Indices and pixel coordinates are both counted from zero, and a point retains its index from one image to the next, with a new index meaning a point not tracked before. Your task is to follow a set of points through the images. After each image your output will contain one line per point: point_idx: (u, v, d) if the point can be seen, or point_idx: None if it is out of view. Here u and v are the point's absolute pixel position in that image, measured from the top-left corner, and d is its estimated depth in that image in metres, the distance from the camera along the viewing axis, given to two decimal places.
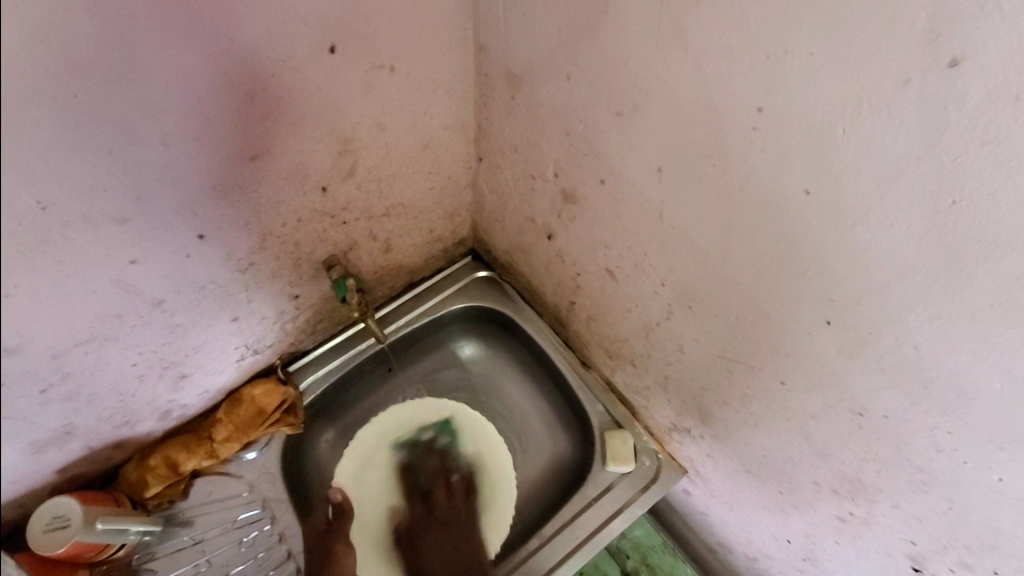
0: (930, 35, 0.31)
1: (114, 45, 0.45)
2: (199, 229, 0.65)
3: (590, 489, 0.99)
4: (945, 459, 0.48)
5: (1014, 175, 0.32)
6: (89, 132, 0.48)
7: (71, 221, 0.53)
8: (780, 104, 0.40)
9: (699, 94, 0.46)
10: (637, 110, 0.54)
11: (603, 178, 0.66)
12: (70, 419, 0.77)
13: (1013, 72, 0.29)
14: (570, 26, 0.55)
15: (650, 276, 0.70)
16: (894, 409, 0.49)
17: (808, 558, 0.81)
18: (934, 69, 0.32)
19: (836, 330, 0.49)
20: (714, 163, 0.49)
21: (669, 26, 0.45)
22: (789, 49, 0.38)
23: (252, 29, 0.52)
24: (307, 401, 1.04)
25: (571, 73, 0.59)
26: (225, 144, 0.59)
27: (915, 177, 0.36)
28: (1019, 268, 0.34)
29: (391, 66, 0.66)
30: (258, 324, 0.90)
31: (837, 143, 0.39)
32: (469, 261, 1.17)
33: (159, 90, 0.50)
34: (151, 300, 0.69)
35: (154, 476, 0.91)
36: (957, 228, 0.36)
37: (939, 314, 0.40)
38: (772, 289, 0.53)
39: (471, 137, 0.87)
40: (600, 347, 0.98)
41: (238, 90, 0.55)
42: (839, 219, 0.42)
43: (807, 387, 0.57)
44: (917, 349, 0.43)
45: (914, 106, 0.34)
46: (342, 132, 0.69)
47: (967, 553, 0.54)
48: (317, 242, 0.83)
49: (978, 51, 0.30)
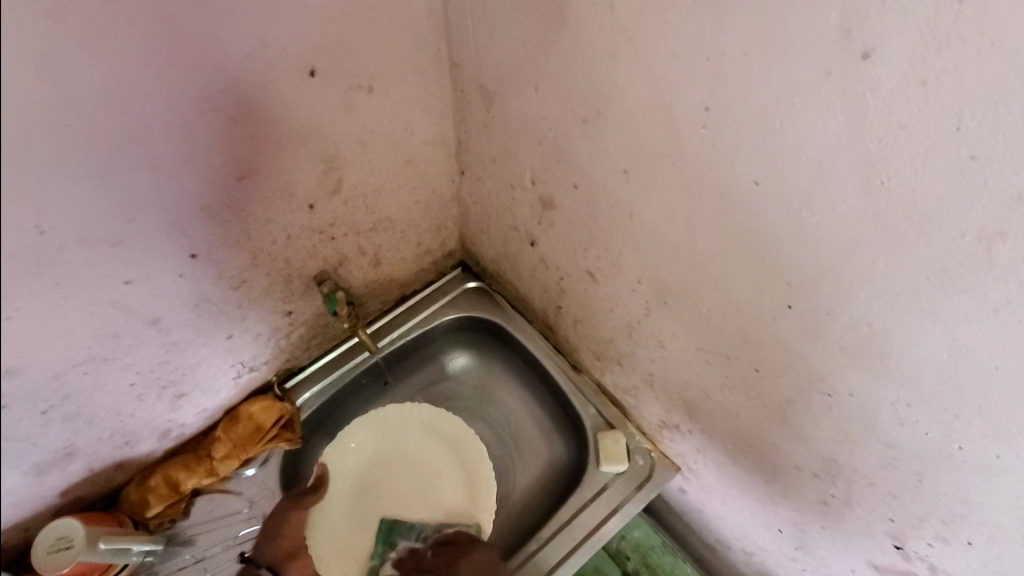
0: (843, 32, 0.34)
1: (103, 76, 0.48)
2: (192, 249, 0.68)
3: (585, 491, 1.01)
4: (909, 433, 0.50)
5: (929, 154, 0.34)
6: (82, 159, 0.51)
7: (67, 243, 0.56)
8: (723, 102, 0.44)
9: (653, 97, 0.49)
10: (600, 115, 0.57)
11: (576, 183, 0.69)
12: (70, 441, 0.78)
13: (917, 60, 0.32)
14: (533, 40, 0.58)
15: (627, 275, 0.72)
16: (858, 388, 0.51)
17: (801, 547, 0.82)
18: (850, 62, 0.35)
19: (798, 313, 0.51)
20: (672, 160, 0.52)
21: (620, 35, 0.48)
22: (725, 51, 0.41)
23: (233, 57, 0.56)
24: (304, 416, 1.06)
25: (538, 85, 0.62)
26: (212, 166, 0.62)
27: (846, 163, 0.39)
28: (945, 241, 0.37)
29: (369, 86, 0.70)
30: (253, 341, 0.93)
31: (776, 135, 0.42)
32: (459, 273, 1.19)
33: (148, 117, 0.53)
34: (147, 319, 0.72)
35: (154, 496, 0.93)
36: (888, 209, 0.38)
37: (884, 291, 0.43)
38: (736, 279, 0.55)
39: (452, 151, 0.90)
40: (588, 350, 1.00)
41: (221, 114, 0.58)
42: (787, 207, 0.45)
43: (779, 372, 0.59)
44: (870, 326, 0.46)
45: (837, 95, 0.37)
46: (326, 151, 0.72)
47: (942, 526, 0.55)
48: (307, 258, 0.86)
49: (885, 42, 0.33)
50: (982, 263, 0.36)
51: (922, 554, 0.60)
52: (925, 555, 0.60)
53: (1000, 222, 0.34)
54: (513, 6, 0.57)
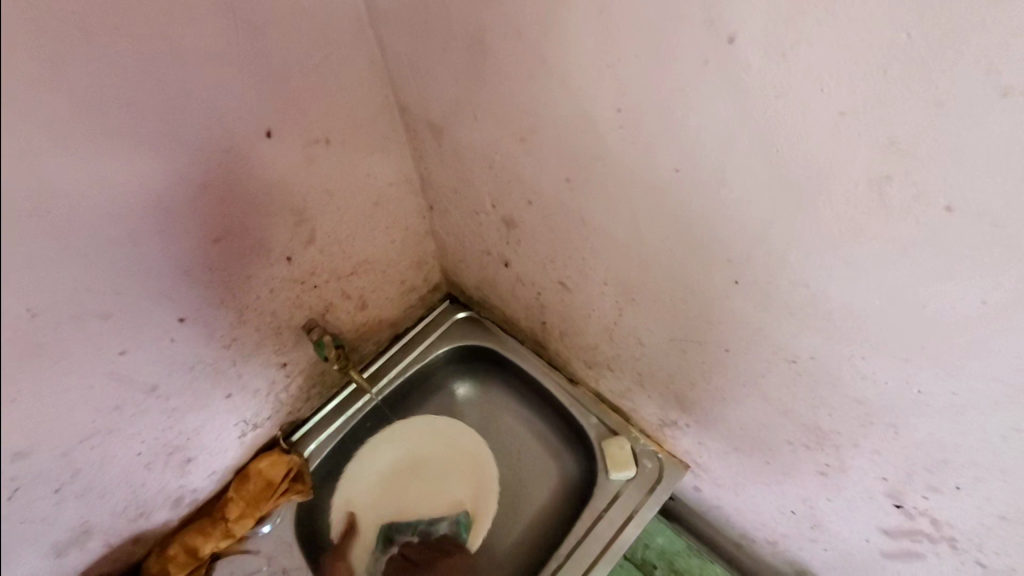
0: (708, 23, 0.38)
1: (75, 164, 0.52)
2: (180, 312, 0.72)
3: (598, 502, 1.00)
4: (872, 385, 0.51)
5: (807, 117, 0.38)
6: (64, 242, 0.55)
7: (59, 323, 0.59)
8: (631, 102, 0.47)
9: (573, 108, 0.53)
10: (534, 132, 0.61)
11: (529, 200, 0.72)
12: (85, 517, 0.80)
13: (775, 36, 0.36)
14: (464, 74, 0.63)
15: (594, 278, 0.75)
16: (817, 349, 0.53)
17: (816, 526, 0.81)
18: (721, 47, 0.38)
19: (745, 286, 0.54)
20: (604, 162, 0.55)
21: (532, 57, 0.52)
22: (620, 57, 0.45)
23: (193, 129, 0.60)
24: (313, 466, 1.08)
25: (476, 114, 0.67)
26: (188, 233, 0.66)
27: (744, 138, 0.42)
28: (843, 194, 0.40)
29: (326, 139, 0.74)
30: (253, 397, 0.95)
31: (680, 123, 0.45)
32: (448, 305, 1.22)
33: (120, 196, 0.57)
34: (145, 387, 0.75)
35: (175, 565, 0.94)
36: (789, 171, 0.41)
37: (810, 251, 0.45)
38: (685, 264, 0.58)
39: (417, 189, 0.94)
40: (579, 360, 1.02)
41: (189, 185, 0.63)
42: (708, 187, 0.48)
43: (746, 349, 0.61)
44: (809, 287, 0.48)
45: (718, 79, 0.40)
46: (295, 205, 0.77)
47: (930, 475, 0.55)
48: (293, 309, 0.89)
49: (745, 25, 0.36)
50: (881, 208, 0.39)
51: (923, 509, 0.60)
52: (925, 509, 0.60)
53: (883, 168, 0.37)
54: (440, 47, 0.62)
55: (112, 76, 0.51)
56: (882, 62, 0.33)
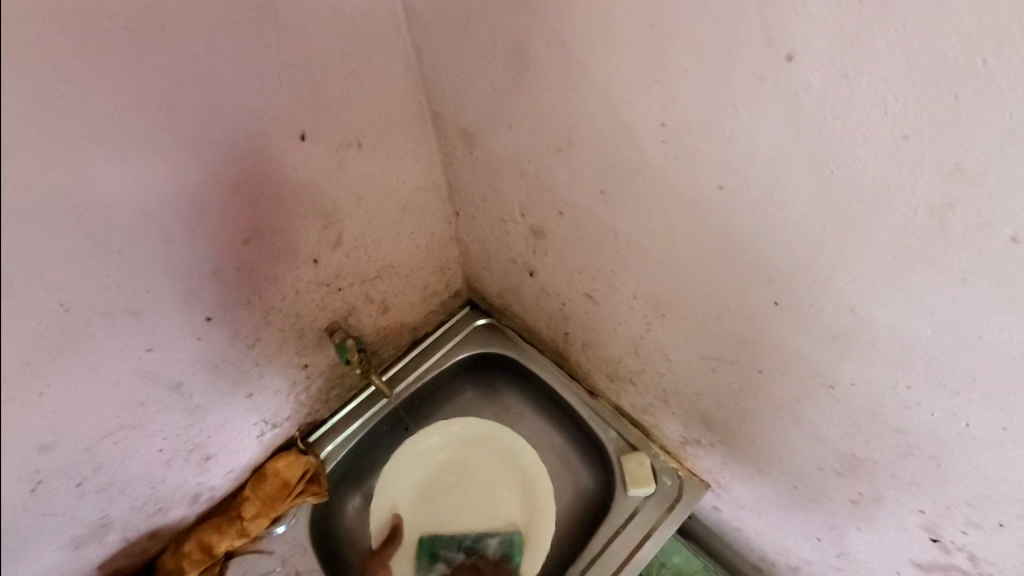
0: (766, 39, 0.37)
1: (113, 163, 0.52)
2: (207, 312, 0.72)
3: (615, 517, 0.99)
4: (915, 415, 0.50)
5: (866, 139, 0.37)
6: (101, 240, 0.55)
7: (91, 319, 0.60)
8: (677, 116, 0.46)
9: (615, 120, 0.52)
10: (572, 143, 0.60)
11: (561, 211, 0.72)
12: (105, 511, 0.81)
13: (837, 55, 0.35)
14: (502, 83, 0.62)
15: (623, 292, 0.74)
16: (857, 375, 0.51)
17: (842, 555, 0.79)
18: (778, 64, 0.37)
19: (785, 308, 0.52)
20: (643, 176, 0.54)
21: (575, 68, 0.51)
22: (668, 71, 0.44)
23: (231, 131, 0.60)
24: (329, 468, 1.07)
25: (512, 123, 0.66)
26: (220, 234, 0.66)
27: (796, 157, 0.41)
28: (899, 220, 0.38)
29: (359, 143, 0.74)
30: (274, 397, 0.96)
31: (728, 140, 0.44)
32: (469, 312, 1.21)
33: (157, 195, 0.57)
34: (170, 384, 0.75)
35: (190, 561, 0.94)
36: (841, 194, 0.40)
37: (858, 275, 0.44)
38: (723, 283, 0.57)
39: (445, 195, 0.94)
40: (601, 373, 1.01)
41: (224, 185, 0.63)
42: (752, 207, 0.47)
43: (782, 371, 0.59)
44: (853, 312, 0.47)
45: (774, 97, 0.39)
46: (325, 208, 0.77)
47: (973, 512, 0.53)
48: (318, 311, 0.89)
49: (806, 43, 0.35)
50: (940, 236, 0.37)
51: (960, 545, 0.58)
52: (963, 545, 0.58)
53: (946, 196, 0.35)
54: (479, 55, 0.62)
55: (155, 76, 0.52)
56: (954, 86, 0.31)
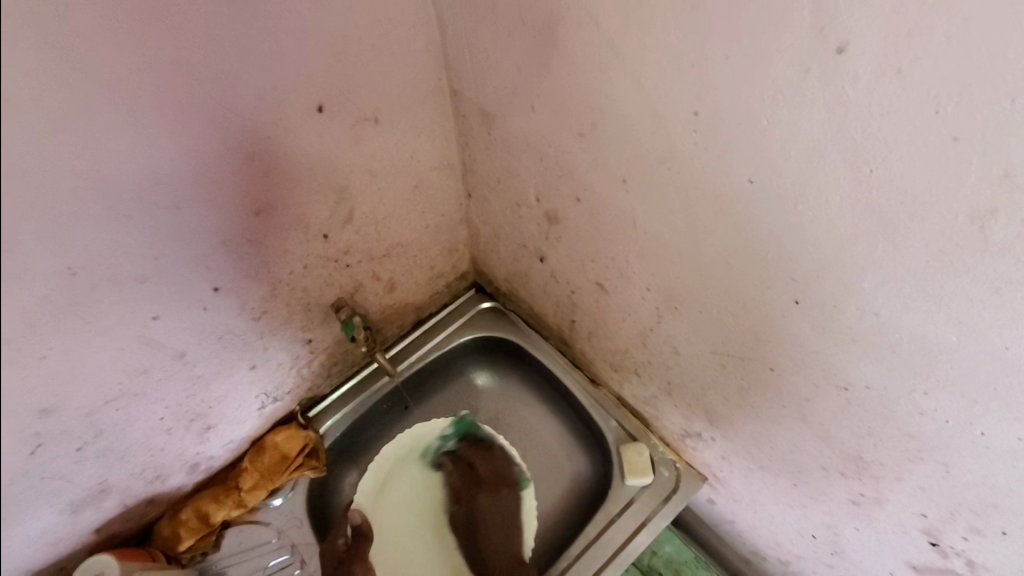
0: (817, 30, 0.36)
1: (128, 124, 0.51)
2: (214, 282, 0.71)
3: (611, 506, 0.99)
4: (930, 421, 0.50)
5: (914, 140, 0.36)
6: (112, 203, 0.54)
7: (98, 284, 0.58)
8: (712, 107, 0.45)
9: (645, 107, 0.51)
10: (596, 128, 0.58)
11: (578, 197, 0.70)
12: (104, 476, 0.81)
13: (890, 51, 0.34)
14: (529, 62, 0.60)
15: (636, 282, 0.73)
16: (872, 378, 0.51)
17: (836, 553, 0.80)
18: (828, 57, 0.36)
19: (805, 308, 0.52)
20: (669, 166, 0.53)
21: (608, 52, 0.50)
22: (707, 59, 0.43)
23: (247, 97, 0.59)
24: (328, 444, 1.07)
25: (535, 105, 0.65)
26: (232, 202, 0.65)
27: (834, 155, 0.40)
28: (940, 223, 0.38)
29: (375, 117, 0.73)
30: (275, 371, 0.95)
31: (764, 134, 0.43)
32: (474, 294, 1.21)
33: (170, 160, 0.56)
34: (174, 353, 0.74)
35: (186, 529, 0.94)
36: (878, 194, 0.40)
37: (887, 277, 0.43)
38: (741, 278, 0.56)
39: (458, 175, 0.93)
40: (605, 362, 1.00)
41: (238, 153, 0.61)
42: (783, 203, 0.46)
43: (795, 371, 0.59)
44: (877, 315, 0.46)
45: (819, 90, 0.38)
46: (338, 182, 0.76)
47: (975, 518, 0.54)
48: (324, 286, 0.88)
49: (858, 36, 0.34)
50: (978, 242, 0.37)
51: (958, 549, 0.59)
52: (961, 549, 0.58)
53: (991, 201, 0.35)
54: (506, 32, 0.60)
55: (174, 36, 0.50)
56: (1013, 89, 0.30)
